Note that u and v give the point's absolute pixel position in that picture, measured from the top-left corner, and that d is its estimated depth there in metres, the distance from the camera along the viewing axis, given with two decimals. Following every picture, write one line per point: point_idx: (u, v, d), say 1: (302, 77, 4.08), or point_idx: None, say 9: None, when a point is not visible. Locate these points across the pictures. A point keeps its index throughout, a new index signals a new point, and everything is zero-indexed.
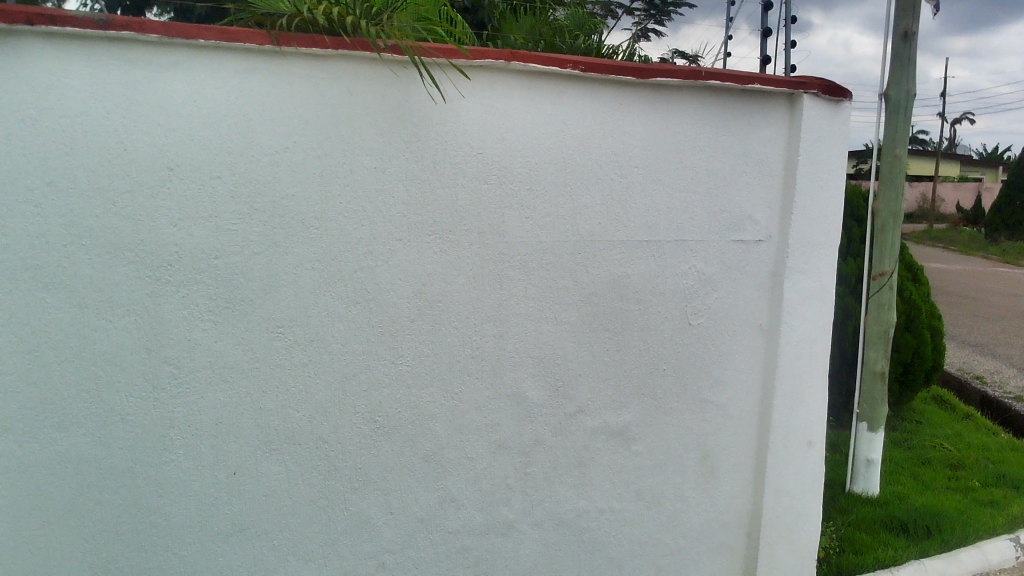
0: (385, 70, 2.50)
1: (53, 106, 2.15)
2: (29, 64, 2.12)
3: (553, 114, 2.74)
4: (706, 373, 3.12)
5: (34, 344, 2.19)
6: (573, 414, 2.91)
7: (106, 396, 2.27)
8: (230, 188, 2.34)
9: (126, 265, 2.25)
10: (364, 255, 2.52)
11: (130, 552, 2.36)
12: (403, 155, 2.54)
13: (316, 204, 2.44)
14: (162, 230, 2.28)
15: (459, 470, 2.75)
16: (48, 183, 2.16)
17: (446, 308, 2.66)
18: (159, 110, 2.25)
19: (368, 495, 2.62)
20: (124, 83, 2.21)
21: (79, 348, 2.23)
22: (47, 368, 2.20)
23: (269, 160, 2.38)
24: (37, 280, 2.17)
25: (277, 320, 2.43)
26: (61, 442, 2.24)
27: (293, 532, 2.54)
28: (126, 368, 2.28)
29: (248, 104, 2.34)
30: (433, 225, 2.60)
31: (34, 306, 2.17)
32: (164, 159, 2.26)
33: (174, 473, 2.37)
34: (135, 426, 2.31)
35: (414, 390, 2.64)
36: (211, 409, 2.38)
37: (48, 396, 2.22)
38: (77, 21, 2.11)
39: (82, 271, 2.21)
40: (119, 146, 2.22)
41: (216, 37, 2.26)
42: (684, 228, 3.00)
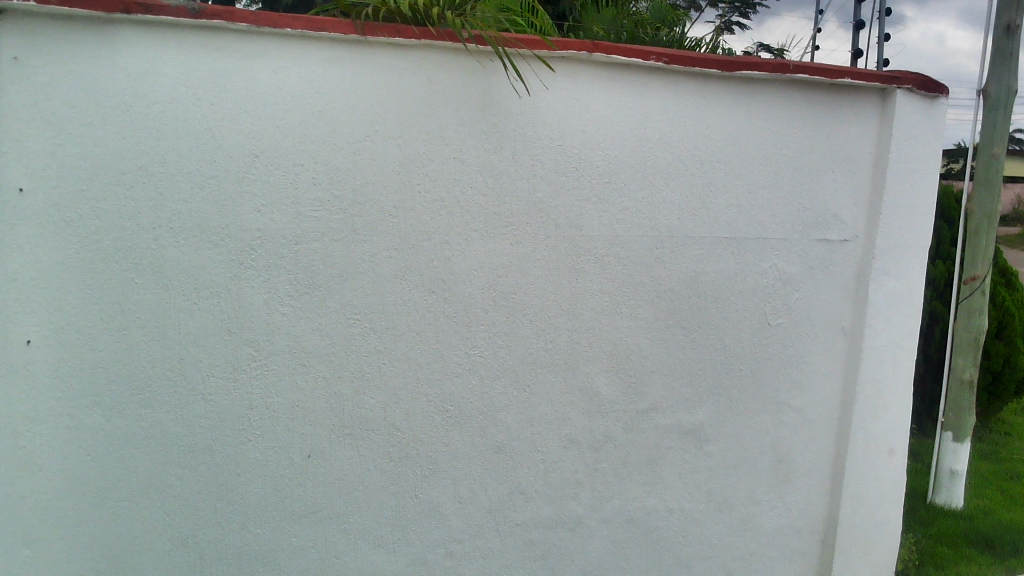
0: (466, 60, 2.51)
1: (147, 92, 2.22)
2: (125, 51, 2.19)
3: (634, 106, 2.71)
4: (784, 374, 3.04)
5: (123, 323, 2.26)
6: (646, 411, 2.87)
7: (190, 375, 2.33)
8: (312, 175, 2.38)
9: (211, 248, 2.30)
10: (440, 244, 2.53)
11: (208, 528, 2.41)
12: (482, 145, 2.54)
13: (395, 192, 2.46)
14: (246, 215, 2.33)
15: (528, 463, 2.74)
16: (139, 167, 2.23)
17: (521, 299, 2.65)
18: (246, 98, 2.30)
19: (438, 483, 2.63)
20: (214, 70, 2.26)
21: (165, 328, 2.29)
22: (134, 346, 2.27)
23: (351, 149, 2.41)
24: (127, 260, 2.24)
25: (354, 307, 2.46)
26: (145, 418, 2.31)
27: (364, 517, 2.57)
28: (208, 349, 2.33)
29: (332, 93, 2.38)
30: (511, 216, 2.60)
31: (124, 286, 2.24)
32: (250, 145, 2.31)
33: (251, 453, 2.42)
34: (216, 406, 2.37)
35: (486, 380, 2.65)
36: (289, 392, 2.43)
37: (134, 373, 2.28)
38: (171, 10, 2.19)
39: (169, 253, 2.27)
40: (207, 132, 2.28)
41: (303, 27, 2.30)
42: (766, 225, 2.93)
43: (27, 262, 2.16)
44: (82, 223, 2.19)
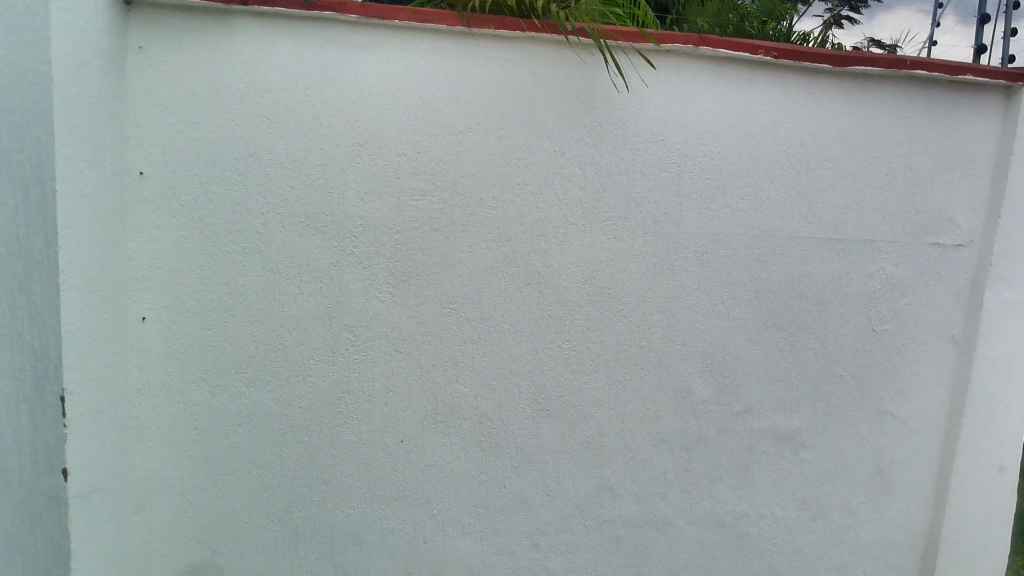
0: (570, 52, 2.51)
1: (259, 82, 2.29)
2: (240, 41, 2.26)
3: (738, 101, 2.65)
4: (888, 383, 2.93)
5: (230, 303, 2.34)
6: (739, 413, 2.81)
7: (291, 356, 2.40)
8: (414, 166, 2.41)
9: (315, 235, 2.37)
10: (537, 237, 2.54)
11: (303, 506, 2.48)
12: (582, 139, 2.54)
13: (494, 183, 2.48)
14: (349, 203, 2.38)
15: (617, 460, 2.72)
16: (250, 154, 2.31)
17: (616, 295, 2.63)
18: (353, 87, 2.35)
19: (526, 475, 2.64)
20: (322, 60, 2.32)
21: (268, 310, 2.37)
22: (241, 326, 2.36)
23: (452, 140, 2.44)
24: (236, 243, 2.32)
25: (451, 296, 2.49)
26: (248, 396, 2.39)
27: (452, 504, 2.59)
28: (309, 332, 2.40)
29: (436, 84, 2.41)
30: (608, 211, 2.58)
31: (233, 268, 2.33)
32: (355, 135, 2.36)
33: (347, 435, 2.47)
34: (314, 387, 2.43)
35: (579, 374, 2.64)
36: (384, 378, 2.47)
37: (239, 352, 2.37)
38: (284, 2, 2.24)
39: (276, 238, 2.34)
40: (315, 121, 2.34)
41: (409, 19, 2.33)
42: (874, 227, 2.83)
43: (144, 242, 2.26)
44: (195, 206, 2.29)
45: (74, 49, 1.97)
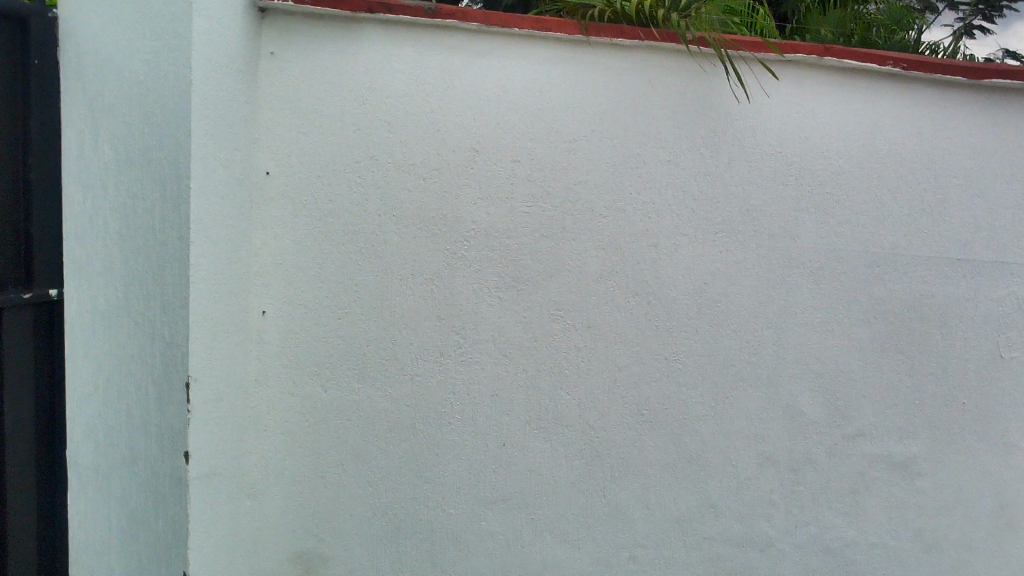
0: (692, 62, 2.53)
1: (381, 87, 2.35)
2: (366, 48, 2.33)
3: (863, 113, 2.64)
4: (1016, 414, 2.80)
5: (345, 301, 2.39)
6: (851, 437, 2.72)
7: (401, 355, 2.45)
8: (528, 173, 2.44)
9: (428, 238, 2.41)
10: (648, 247, 2.54)
11: (406, 503, 2.50)
12: (700, 149, 2.54)
13: (606, 192, 2.49)
14: (463, 207, 2.42)
15: (720, 477, 2.67)
16: (370, 157, 2.36)
17: (726, 309, 2.60)
18: (471, 93, 2.39)
19: (626, 487, 2.62)
20: (444, 68, 2.37)
21: (381, 309, 2.42)
22: (354, 324, 2.41)
23: (566, 147, 2.46)
24: (353, 242, 2.38)
25: (558, 303, 2.50)
26: (358, 392, 2.44)
27: (551, 511, 2.59)
28: (419, 332, 2.44)
29: (552, 92, 2.44)
30: (722, 223, 2.57)
31: (349, 268, 2.38)
32: (471, 141, 2.40)
33: (451, 436, 2.50)
34: (422, 387, 2.47)
35: (684, 388, 2.61)
36: (489, 381, 2.50)
37: (352, 349, 2.42)
38: (409, 10, 2.32)
39: (390, 239, 2.39)
40: (433, 127, 2.38)
41: (531, 27, 2.38)
42: (1006, 250, 2.75)
43: (268, 238, 2.33)
44: (317, 206, 2.35)
45: (211, 54, 2.08)
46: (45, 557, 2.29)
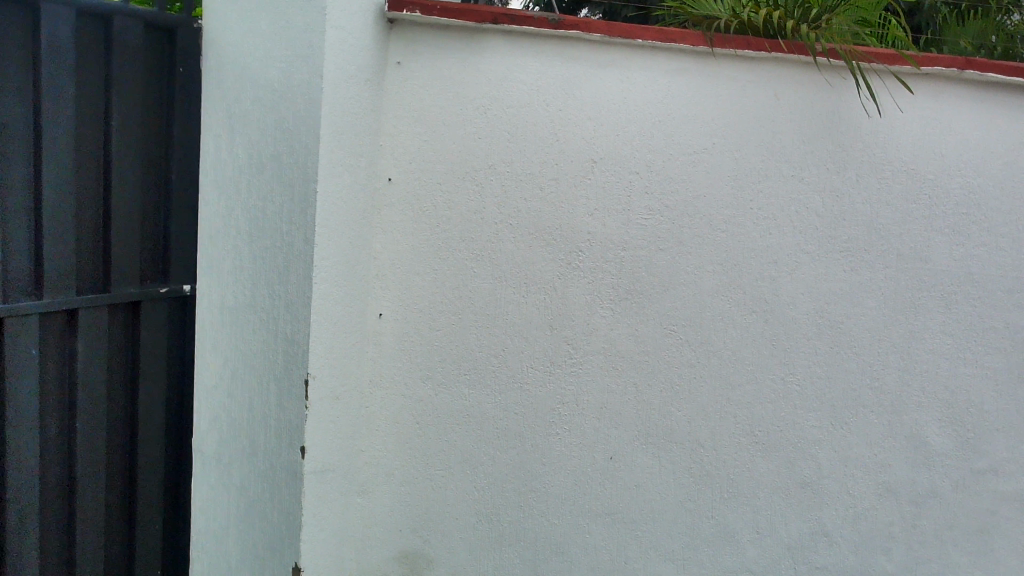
0: (820, 75, 2.46)
1: (504, 96, 2.35)
2: (489, 58, 2.33)
3: (1003, 130, 2.56)
4: None
5: (459, 307, 2.41)
6: (979, 470, 2.66)
7: (513, 363, 2.45)
8: (645, 184, 2.42)
9: (543, 247, 2.41)
10: (767, 263, 2.48)
11: (511, 511, 2.50)
12: (825, 165, 2.48)
13: (725, 207, 2.45)
14: (578, 218, 2.41)
15: (837, 504, 2.59)
16: (489, 165, 2.37)
17: (848, 331, 2.54)
18: (592, 105, 2.38)
19: (736, 509, 2.56)
20: (566, 78, 2.37)
21: (494, 316, 2.42)
22: (466, 329, 2.42)
23: (685, 160, 2.43)
24: (469, 250, 2.39)
25: (672, 318, 2.47)
26: (469, 397, 2.45)
27: (657, 528, 2.54)
28: (531, 341, 2.44)
29: (675, 103, 2.41)
30: (847, 242, 2.51)
31: (465, 275, 2.40)
32: (590, 151, 2.39)
33: (558, 445, 2.49)
34: (531, 395, 2.46)
35: (800, 410, 2.54)
36: (599, 394, 2.48)
37: (465, 354, 2.43)
38: (534, 21, 2.31)
39: (506, 247, 2.40)
40: (552, 137, 2.38)
41: (654, 38, 2.37)
42: None
43: (389, 242, 2.36)
44: (436, 213, 2.37)
45: (342, 64, 2.16)
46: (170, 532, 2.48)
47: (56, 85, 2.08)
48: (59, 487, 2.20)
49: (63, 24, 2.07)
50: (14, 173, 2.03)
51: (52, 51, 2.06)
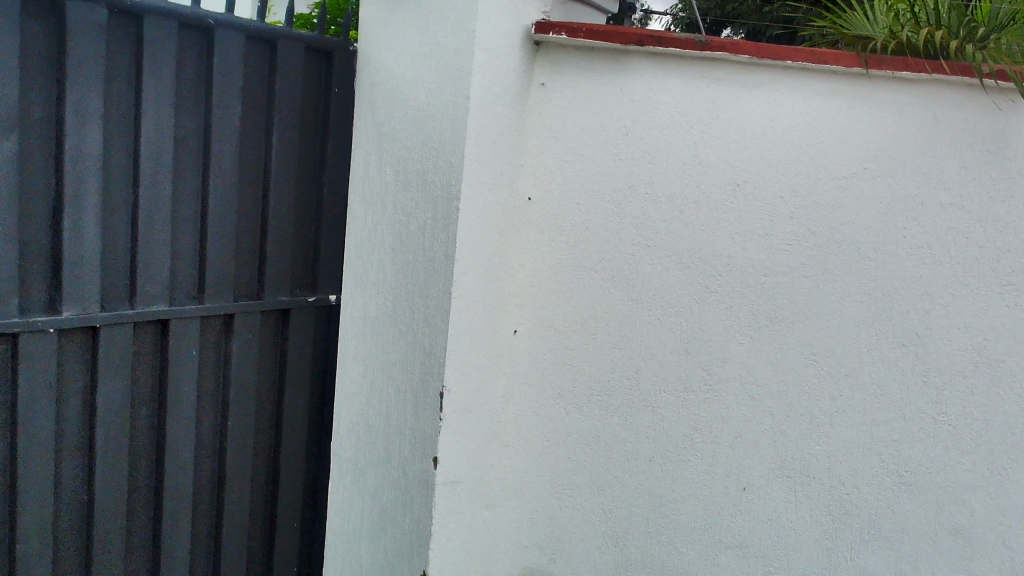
0: (985, 97, 2.32)
1: (646, 118, 2.31)
2: (633, 79, 2.30)
3: None
4: None
5: (593, 326, 2.40)
6: None
7: (646, 386, 2.41)
8: (790, 210, 2.34)
9: (681, 270, 2.37)
10: (920, 295, 2.36)
11: (638, 536, 2.47)
12: (987, 193, 2.34)
13: (875, 233, 2.35)
14: (719, 242, 2.35)
15: (992, 556, 2.46)
16: (628, 187, 2.34)
17: (1010, 371, 2.40)
18: (737, 127, 2.31)
19: (876, 550, 2.45)
20: (710, 99, 2.31)
21: (627, 337, 2.40)
22: (600, 349, 2.41)
23: (833, 185, 2.33)
24: (606, 270, 2.38)
25: (815, 348, 2.38)
26: (602, 419, 2.43)
27: (790, 565, 2.46)
28: (664, 365, 2.40)
29: (825, 126, 2.32)
30: (1012, 275, 2.37)
31: (600, 295, 2.39)
32: (733, 174, 2.33)
33: (689, 472, 2.44)
34: (663, 420, 2.42)
35: (952, 452, 2.41)
36: (734, 422, 2.41)
37: (599, 375, 2.42)
38: (680, 42, 2.26)
39: (643, 269, 2.37)
40: (694, 159, 2.33)
41: (806, 59, 2.26)
42: None
43: (527, 260, 2.39)
44: (572, 232, 2.37)
45: (488, 84, 2.20)
46: (306, 523, 2.64)
47: (225, 106, 2.23)
48: (209, 480, 2.37)
49: (234, 48, 2.22)
50: (185, 186, 2.19)
51: (222, 73, 2.21)
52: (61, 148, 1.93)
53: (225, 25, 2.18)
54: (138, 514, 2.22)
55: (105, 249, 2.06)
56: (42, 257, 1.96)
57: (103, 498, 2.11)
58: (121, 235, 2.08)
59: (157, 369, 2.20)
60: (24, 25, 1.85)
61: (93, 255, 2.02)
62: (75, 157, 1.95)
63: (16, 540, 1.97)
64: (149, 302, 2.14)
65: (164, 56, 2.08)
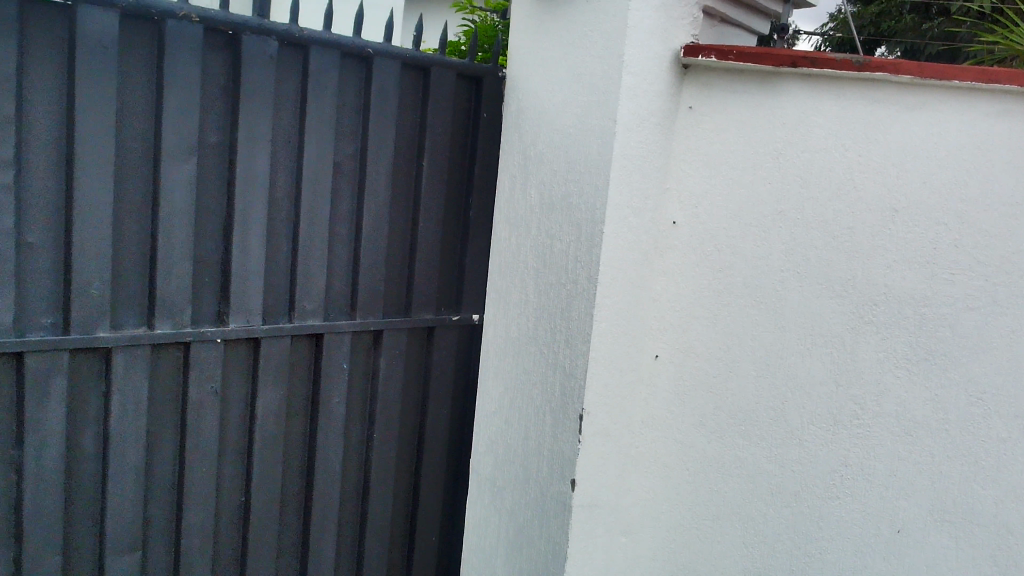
0: None
1: (797, 142, 2.19)
2: (786, 102, 2.19)
3: None
4: None
5: (738, 355, 2.31)
6: None
7: (791, 417, 2.25)
8: (954, 236, 2.04)
9: (833, 299, 2.17)
10: None
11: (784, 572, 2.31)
12: None
13: None
14: (875, 270, 2.12)
15: None
16: (779, 212, 2.22)
17: None
18: (895, 151, 2.07)
19: None
20: (868, 121, 2.10)
21: (773, 368, 2.26)
22: (745, 379, 2.31)
23: (1002, 211, 2.00)
24: (753, 298, 2.28)
25: (980, 385, 2.04)
26: (745, 449, 2.33)
27: None
28: (813, 397, 2.22)
29: (995, 151, 2.00)
30: None
31: (745, 321, 2.29)
32: (890, 200, 2.09)
33: (838, 511, 2.22)
34: (810, 454, 2.23)
35: None
36: (888, 459, 2.14)
37: (744, 405, 2.32)
38: (835, 63, 2.10)
39: (791, 297, 2.23)
40: (849, 184, 2.13)
41: (973, 78, 1.97)
42: None
43: (669, 285, 2.38)
44: (719, 257, 2.31)
45: (637, 107, 2.19)
46: (447, 533, 2.73)
47: (381, 131, 2.33)
48: (355, 488, 2.46)
49: (390, 76, 2.32)
50: (341, 207, 2.30)
51: (379, 100, 2.31)
52: (233, 172, 2.07)
53: (383, 54, 2.28)
54: (289, 516, 2.34)
55: (269, 266, 2.19)
56: (214, 273, 2.10)
57: (259, 499, 2.24)
58: (282, 253, 2.21)
59: (310, 380, 2.32)
60: (208, 58, 2.01)
61: (258, 271, 2.15)
62: (245, 180, 2.09)
63: (181, 535, 2.12)
64: (305, 316, 2.26)
65: (327, 85, 2.20)
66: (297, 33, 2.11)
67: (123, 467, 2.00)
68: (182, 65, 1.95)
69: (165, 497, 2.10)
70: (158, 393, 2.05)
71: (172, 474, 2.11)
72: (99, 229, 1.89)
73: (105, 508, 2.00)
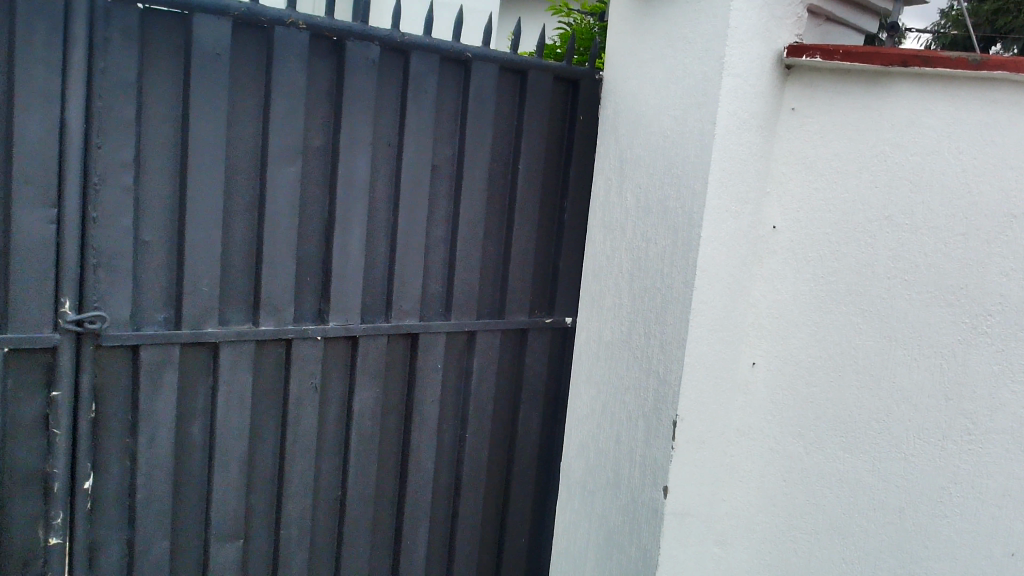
0: None
1: (907, 144, 2.08)
2: (897, 102, 2.10)
3: None
4: None
5: (840, 364, 2.22)
6: None
7: (897, 430, 2.13)
8: None
9: (944, 307, 2.05)
10: None
11: None
12: None
13: None
14: (989, 278, 1.98)
15: None
16: (886, 217, 2.12)
17: None
18: (1016, 152, 1.94)
19: None
20: (985, 122, 1.98)
21: (878, 379, 2.16)
22: (846, 389, 2.22)
23: None
24: (857, 306, 2.18)
25: None
26: (847, 463, 2.23)
27: None
28: (920, 411, 2.10)
29: None
30: None
31: (847, 328, 2.20)
32: (1008, 204, 1.95)
33: (946, 530, 2.08)
34: (916, 471, 2.11)
35: None
36: (1002, 479, 1.99)
37: (845, 417, 2.22)
38: (951, 62, 1.99)
39: (898, 305, 2.11)
40: (964, 188, 2.00)
41: None
42: None
43: (768, 293, 2.34)
44: (821, 262, 2.24)
45: (737, 109, 2.15)
46: (537, 534, 2.73)
47: (478, 134, 2.35)
48: (447, 487, 2.49)
49: (489, 80, 2.34)
50: (438, 208, 2.34)
51: (477, 103, 2.33)
52: (335, 174, 2.13)
53: (482, 58, 2.31)
54: (384, 511, 2.39)
55: (368, 266, 2.24)
56: (316, 272, 2.17)
57: (354, 494, 2.30)
58: (380, 253, 2.26)
59: (405, 380, 2.35)
60: (313, 64, 2.07)
61: (357, 271, 2.20)
62: (347, 182, 2.15)
63: (280, 525, 2.19)
64: (402, 316, 2.30)
65: (426, 89, 2.24)
66: (398, 38, 2.15)
67: (227, 456, 2.08)
68: (289, 71, 2.02)
69: (267, 488, 2.18)
70: (261, 388, 2.12)
71: (273, 466, 2.18)
72: (212, 229, 1.98)
73: (211, 495, 2.08)
